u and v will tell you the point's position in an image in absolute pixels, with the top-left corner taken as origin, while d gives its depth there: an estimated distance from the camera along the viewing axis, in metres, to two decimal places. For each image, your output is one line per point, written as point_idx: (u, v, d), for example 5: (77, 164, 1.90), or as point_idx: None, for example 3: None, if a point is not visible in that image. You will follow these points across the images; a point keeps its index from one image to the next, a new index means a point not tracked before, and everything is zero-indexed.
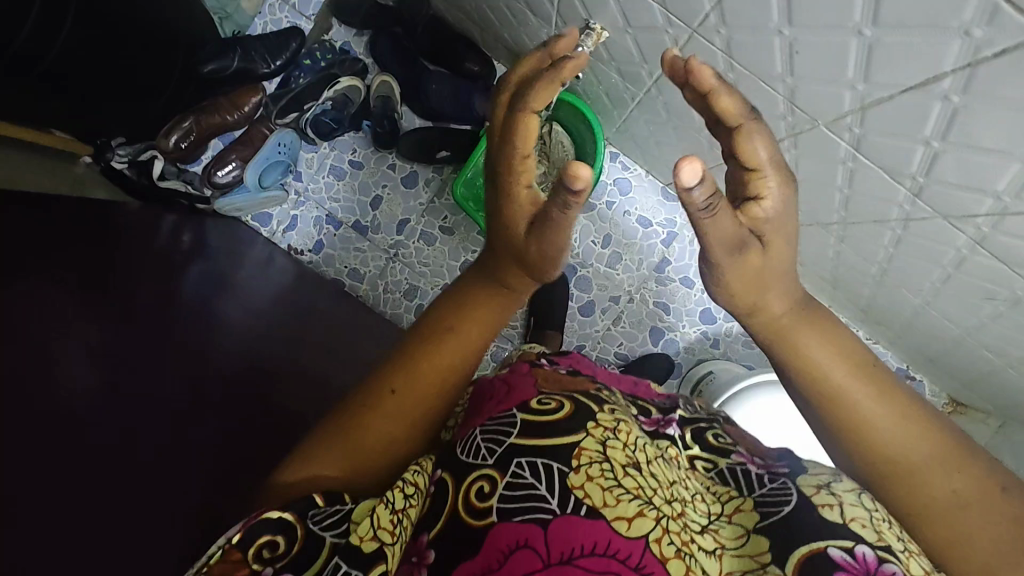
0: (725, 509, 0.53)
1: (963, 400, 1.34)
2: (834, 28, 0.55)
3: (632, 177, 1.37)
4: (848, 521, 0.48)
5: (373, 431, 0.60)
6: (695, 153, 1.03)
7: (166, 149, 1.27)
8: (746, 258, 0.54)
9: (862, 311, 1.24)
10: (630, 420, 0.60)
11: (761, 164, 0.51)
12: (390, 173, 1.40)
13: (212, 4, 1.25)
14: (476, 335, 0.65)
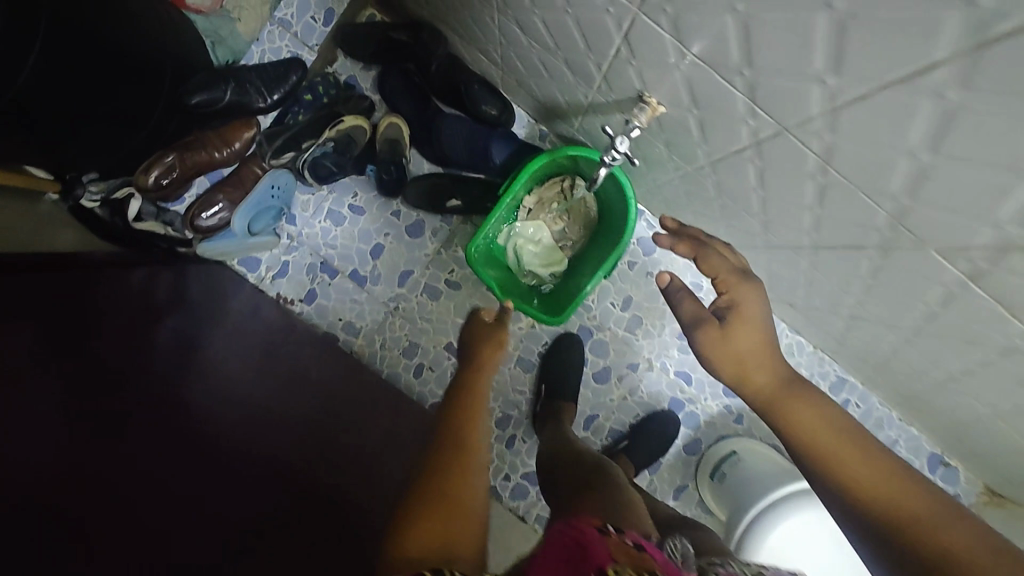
0: None
1: (1003, 493, 1.24)
2: (995, 167, 0.48)
3: (658, 237, 1.26)
4: None
5: (458, 476, 0.66)
6: (741, 230, 0.93)
7: (144, 186, 1.12)
8: (710, 328, 0.71)
9: (904, 398, 1.15)
10: None
11: (717, 269, 0.78)
12: (394, 221, 1.28)
13: (202, 27, 1.12)
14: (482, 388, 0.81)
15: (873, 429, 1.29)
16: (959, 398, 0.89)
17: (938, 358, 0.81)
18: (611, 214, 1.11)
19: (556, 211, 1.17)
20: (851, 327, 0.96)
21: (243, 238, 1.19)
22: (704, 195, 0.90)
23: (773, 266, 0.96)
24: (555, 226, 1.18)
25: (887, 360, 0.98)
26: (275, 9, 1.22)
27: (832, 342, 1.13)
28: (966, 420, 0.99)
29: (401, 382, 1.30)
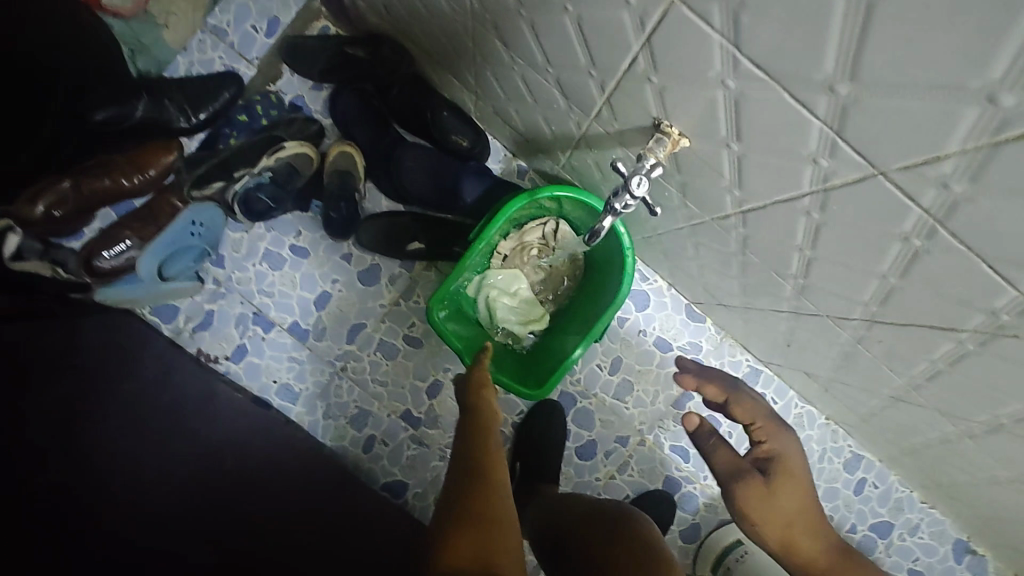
0: None
1: None
2: None
3: (650, 290, 1.10)
4: None
5: (474, 535, 0.55)
6: (761, 293, 0.76)
7: (28, 219, 0.89)
8: (753, 484, 0.72)
9: (935, 484, 0.98)
10: None
11: (753, 419, 0.78)
12: (345, 265, 1.08)
13: (120, 30, 0.92)
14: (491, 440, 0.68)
15: (892, 512, 1.13)
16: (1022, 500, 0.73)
17: (1010, 458, 0.65)
18: (603, 265, 0.94)
19: (536, 258, 0.99)
20: (886, 408, 0.81)
21: (151, 284, 0.97)
22: (716, 252, 0.74)
23: (798, 334, 0.80)
24: (534, 275, 1.01)
25: (929, 448, 0.82)
26: (210, 15, 1.04)
27: (853, 417, 0.97)
28: (1017, 519, 0.83)
29: (347, 457, 1.08)
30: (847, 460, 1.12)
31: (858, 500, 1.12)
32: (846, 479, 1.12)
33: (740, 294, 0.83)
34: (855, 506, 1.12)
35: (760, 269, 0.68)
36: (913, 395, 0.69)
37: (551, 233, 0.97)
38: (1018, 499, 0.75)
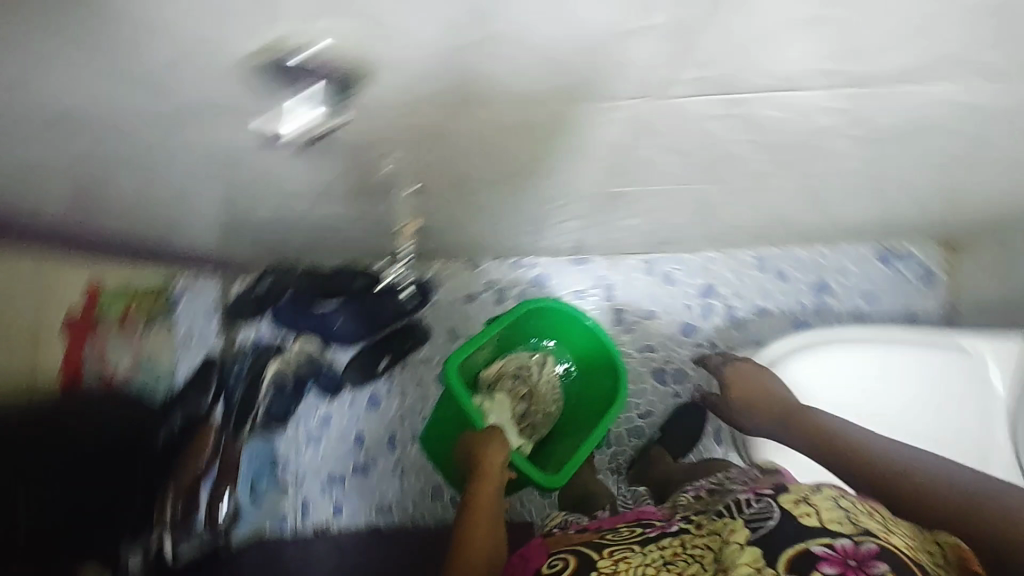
0: (724, 535, 0.76)
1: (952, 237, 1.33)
2: None
3: (544, 268, 1.44)
4: (823, 521, 0.71)
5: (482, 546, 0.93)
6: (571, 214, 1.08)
7: (166, 523, 1.17)
8: None
9: (802, 231, 1.27)
10: (729, 520, 0.77)
11: None
12: (355, 407, 1.44)
13: (139, 383, 1.19)
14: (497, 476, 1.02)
15: (818, 272, 1.39)
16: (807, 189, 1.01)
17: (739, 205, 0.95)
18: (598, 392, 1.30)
19: (517, 387, 1.35)
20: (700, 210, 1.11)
21: (254, 506, 1.37)
22: (508, 202, 1.10)
23: (603, 212, 1.15)
24: (520, 409, 1.34)
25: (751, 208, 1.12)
26: (174, 333, 1.35)
27: (708, 230, 1.28)
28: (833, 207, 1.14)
29: (448, 520, 1.40)
30: (756, 257, 1.41)
31: (787, 284, 1.40)
32: (764, 268, 1.40)
33: (556, 213, 1.18)
34: (787, 280, 1.40)
35: (524, 184, 1.04)
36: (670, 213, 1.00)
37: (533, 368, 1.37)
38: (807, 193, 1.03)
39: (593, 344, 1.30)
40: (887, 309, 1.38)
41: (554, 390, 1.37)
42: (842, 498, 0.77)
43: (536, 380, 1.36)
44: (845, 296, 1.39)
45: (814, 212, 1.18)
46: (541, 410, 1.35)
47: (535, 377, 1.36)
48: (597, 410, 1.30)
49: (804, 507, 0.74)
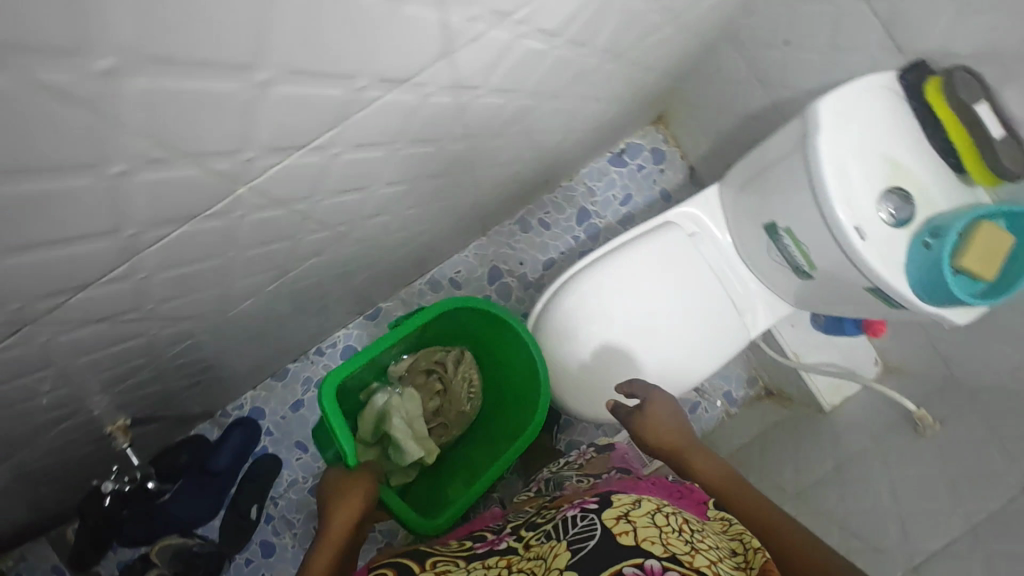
0: (551, 562, 0.62)
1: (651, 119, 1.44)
2: None
3: (345, 340, 1.43)
4: (640, 542, 0.59)
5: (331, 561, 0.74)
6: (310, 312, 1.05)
7: None
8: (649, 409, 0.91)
9: (531, 187, 1.31)
10: (553, 543, 0.65)
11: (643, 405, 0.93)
12: (253, 567, 1.35)
13: None
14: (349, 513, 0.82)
15: (573, 204, 1.46)
16: (491, 185, 1.03)
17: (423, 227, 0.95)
18: (515, 410, 1.17)
19: (432, 381, 1.23)
20: (423, 238, 1.12)
21: None
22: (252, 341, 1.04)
23: (347, 288, 1.12)
24: (433, 409, 1.24)
25: (467, 212, 1.13)
26: None
27: (457, 234, 1.29)
28: (540, 171, 1.18)
29: None
30: (515, 224, 1.45)
31: (554, 229, 1.46)
32: (527, 228, 1.45)
33: (310, 315, 1.16)
34: (551, 227, 1.46)
35: (251, 331, 0.98)
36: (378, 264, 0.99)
37: (445, 364, 1.24)
38: (496, 185, 1.05)
39: (511, 353, 1.16)
40: (641, 204, 1.47)
41: (471, 394, 1.24)
42: (663, 512, 0.64)
43: (448, 379, 1.23)
44: (605, 214, 1.47)
45: (526, 178, 1.21)
46: (453, 410, 1.24)
47: (452, 377, 1.23)
48: (507, 432, 1.18)
49: (622, 524, 0.61)
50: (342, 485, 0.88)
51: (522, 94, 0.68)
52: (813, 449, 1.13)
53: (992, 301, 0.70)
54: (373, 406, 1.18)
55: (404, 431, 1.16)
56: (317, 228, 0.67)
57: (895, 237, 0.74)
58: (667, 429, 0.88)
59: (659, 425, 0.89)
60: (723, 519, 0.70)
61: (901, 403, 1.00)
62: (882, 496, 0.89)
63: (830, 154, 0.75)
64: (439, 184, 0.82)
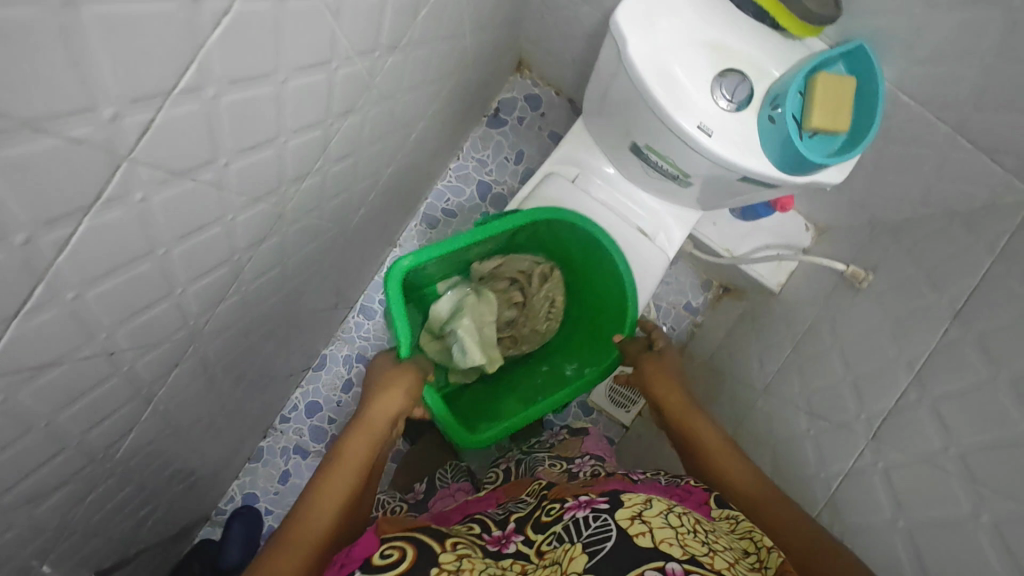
0: (563, 566, 0.54)
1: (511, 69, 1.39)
2: None
3: (306, 397, 1.43)
4: (658, 543, 0.52)
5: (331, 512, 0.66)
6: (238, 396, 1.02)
7: None
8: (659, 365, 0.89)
9: (417, 183, 1.27)
10: (568, 542, 0.57)
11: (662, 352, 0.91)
12: None
13: None
14: (369, 436, 0.76)
15: (469, 182, 1.43)
16: (357, 206, 0.99)
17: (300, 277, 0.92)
18: (600, 307, 1.08)
19: (511, 292, 1.11)
20: (319, 279, 1.08)
21: None
22: (196, 445, 1.02)
23: (269, 355, 1.10)
24: (505, 323, 1.12)
25: (351, 236, 1.10)
26: None
27: (362, 258, 1.26)
28: (409, 166, 1.14)
29: None
30: (421, 221, 1.42)
31: (461, 213, 1.43)
32: (435, 222, 1.42)
33: (245, 397, 1.12)
34: (457, 212, 1.43)
35: (188, 441, 0.96)
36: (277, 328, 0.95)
37: (530, 276, 1.12)
38: (362, 203, 1.01)
39: (594, 267, 1.06)
40: (536, 156, 1.43)
41: (550, 310, 1.14)
42: (677, 513, 0.58)
43: (529, 291, 1.12)
44: (504, 179, 1.43)
45: (403, 180, 1.17)
46: (528, 326, 1.13)
47: (536, 293, 1.11)
48: (586, 350, 1.09)
49: (638, 525, 0.54)
50: (384, 382, 0.84)
51: (311, 126, 0.62)
52: (772, 332, 1.11)
53: (856, 152, 0.67)
54: (446, 301, 1.08)
55: (476, 317, 1.06)
56: (150, 348, 0.61)
57: (743, 120, 0.70)
58: (674, 394, 0.86)
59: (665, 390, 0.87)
60: (730, 518, 0.65)
61: (831, 265, 0.96)
62: (835, 362, 0.87)
63: (646, 59, 0.69)
64: (286, 240, 0.77)
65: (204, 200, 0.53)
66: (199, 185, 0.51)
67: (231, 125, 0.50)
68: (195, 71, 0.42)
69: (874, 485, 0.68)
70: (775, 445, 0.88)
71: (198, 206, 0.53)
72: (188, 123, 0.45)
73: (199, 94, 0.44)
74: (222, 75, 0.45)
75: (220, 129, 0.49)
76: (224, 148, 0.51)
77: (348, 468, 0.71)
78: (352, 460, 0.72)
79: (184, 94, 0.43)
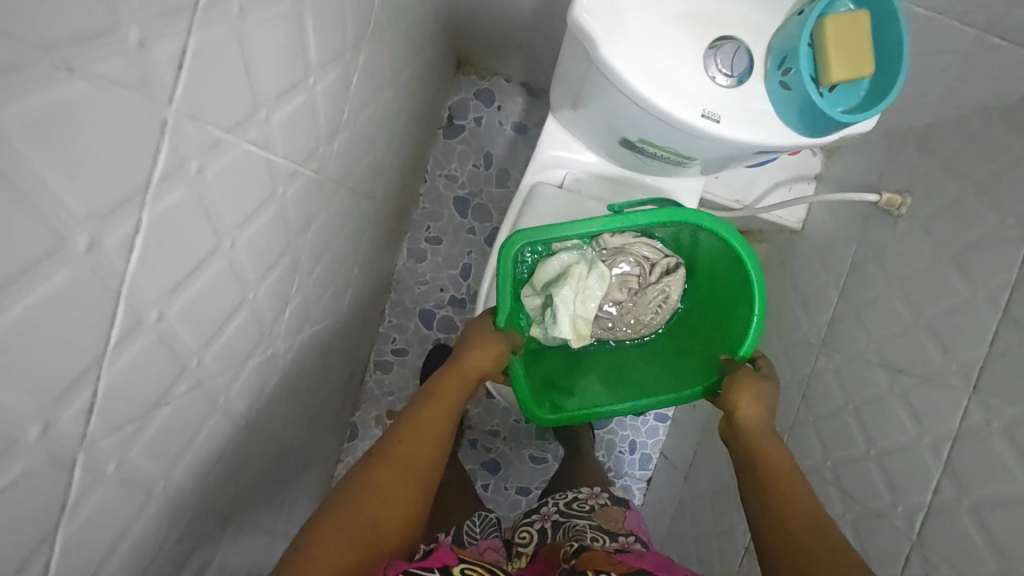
0: None
1: (453, 71, 1.26)
2: None
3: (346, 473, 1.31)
4: None
5: (392, 499, 0.58)
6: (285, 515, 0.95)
7: None
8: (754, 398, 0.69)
9: (394, 226, 1.17)
10: None
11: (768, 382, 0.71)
12: None
13: None
14: (446, 418, 0.67)
15: (444, 203, 1.33)
16: (345, 285, 0.90)
17: (306, 382, 0.83)
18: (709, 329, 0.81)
19: (625, 276, 0.85)
20: (329, 366, 1.00)
21: None
22: None
23: (304, 460, 1.02)
24: (610, 305, 0.87)
25: (348, 312, 1.00)
26: None
27: (363, 322, 1.17)
28: (383, 217, 1.04)
29: None
30: (408, 258, 1.33)
31: (445, 237, 1.33)
32: (422, 255, 1.33)
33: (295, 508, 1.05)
34: (442, 237, 1.33)
35: None
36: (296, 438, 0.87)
37: (649, 266, 0.86)
38: (349, 280, 0.91)
39: (714, 276, 0.80)
40: (505, 154, 1.32)
41: (651, 314, 0.87)
42: None
43: (640, 293, 0.86)
44: (479, 188, 1.33)
45: (381, 233, 1.07)
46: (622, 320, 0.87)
47: (653, 280, 0.86)
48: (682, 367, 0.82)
49: None
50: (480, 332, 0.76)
51: (279, 261, 0.52)
52: (806, 276, 1.04)
53: (881, 106, 0.57)
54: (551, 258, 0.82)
55: (580, 298, 0.80)
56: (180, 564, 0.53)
57: (746, 94, 0.61)
58: (783, 456, 0.65)
59: (772, 449, 0.66)
60: None
61: (859, 198, 0.89)
62: (898, 305, 0.80)
63: (625, 58, 0.59)
64: (286, 369, 0.68)
65: (195, 408, 0.44)
66: (181, 402, 0.41)
67: (189, 325, 0.39)
68: (126, 308, 0.31)
69: (994, 444, 0.62)
70: (855, 407, 0.83)
71: (189, 416, 0.44)
72: (140, 361, 0.34)
73: (142, 324, 0.33)
74: (158, 289, 0.33)
75: (178, 338, 0.38)
76: (191, 350, 0.40)
77: (421, 442, 0.63)
78: (418, 444, 0.63)
79: (124, 339, 0.32)
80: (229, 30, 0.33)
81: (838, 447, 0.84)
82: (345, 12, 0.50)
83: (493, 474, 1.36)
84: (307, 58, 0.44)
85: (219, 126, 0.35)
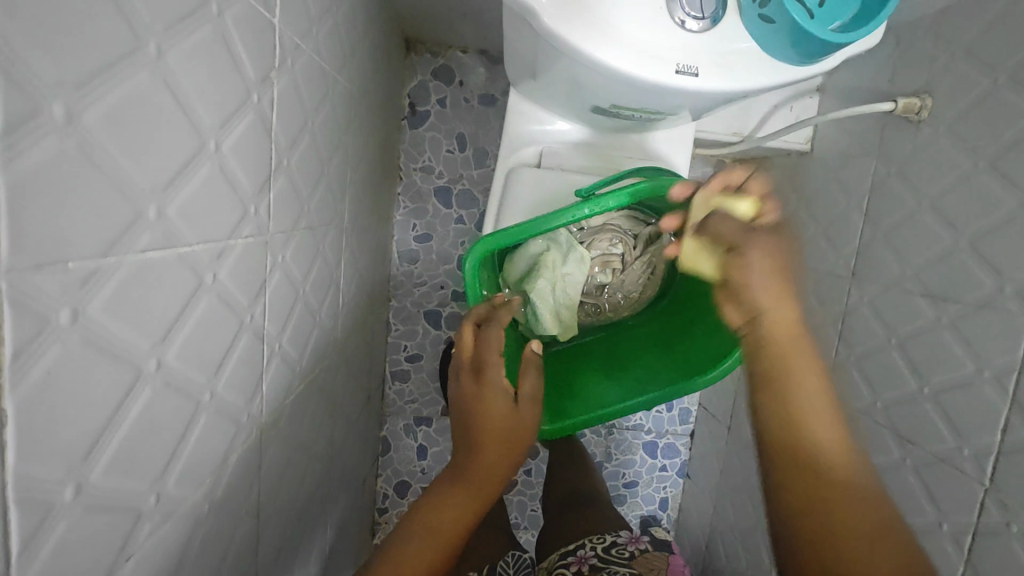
0: None
1: (404, 56, 1.17)
2: None
3: (387, 485, 1.31)
4: None
5: None
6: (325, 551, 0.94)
7: None
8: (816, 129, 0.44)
9: (378, 234, 1.11)
10: None
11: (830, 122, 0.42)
12: None
13: None
14: (474, 494, 0.59)
15: (426, 197, 1.25)
16: (335, 316, 0.85)
17: (314, 427, 0.80)
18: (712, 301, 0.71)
19: (608, 257, 0.78)
20: (343, 395, 0.96)
21: None
22: None
23: (338, 492, 1.00)
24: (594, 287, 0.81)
25: (348, 338, 0.96)
26: None
27: (368, 340, 1.12)
28: (362, 232, 0.98)
29: None
30: (401, 262, 1.27)
31: (434, 232, 1.26)
32: (415, 255, 1.27)
33: (339, 544, 1.03)
34: (431, 233, 1.26)
35: None
36: (317, 482, 0.84)
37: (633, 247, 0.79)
38: (338, 311, 0.86)
39: None
40: (477, 132, 1.23)
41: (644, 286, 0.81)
42: None
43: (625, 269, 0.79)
44: (458, 174, 1.24)
45: (363, 249, 1.00)
46: (615, 300, 0.82)
47: (636, 253, 0.79)
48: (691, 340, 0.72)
49: None
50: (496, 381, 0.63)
51: (232, 346, 0.47)
52: (825, 200, 0.95)
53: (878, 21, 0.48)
54: (523, 256, 0.76)
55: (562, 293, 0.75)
56: None
57: (721, 35, 0.53)
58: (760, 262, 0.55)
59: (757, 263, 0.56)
60: None
61: (873, 109, 0.79)
62: (934, 224, 0.71)
63: (578, 23, 0.51)
64: (281, 438, 0.64)
65: (167, 541, 0.40)
66: (145, 546, 0.37)
67: (129, 472, 0.34)
68: (21, 507, 0.26)
69: None
70: (901, 342, 0.75)
71: (162, 554, 0.39)
72: (70, 543, 0.29)
73: (56, 509, 0.28)
74: (66, 463, 0.28)
75: (117, 491, 0.33)
76: (142, 493, 0.36)
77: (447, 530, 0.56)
78: (444, 531, 0.56)
79: (32, 542, 0.27)
80: (64, 145, 0.26)
81: (886, 388, 0.77)
82: (238, 54, 0.42)
83: (534, 457, 1.33)
84: (196, 123, 0.38)
85: (91, 256, 0.29)
